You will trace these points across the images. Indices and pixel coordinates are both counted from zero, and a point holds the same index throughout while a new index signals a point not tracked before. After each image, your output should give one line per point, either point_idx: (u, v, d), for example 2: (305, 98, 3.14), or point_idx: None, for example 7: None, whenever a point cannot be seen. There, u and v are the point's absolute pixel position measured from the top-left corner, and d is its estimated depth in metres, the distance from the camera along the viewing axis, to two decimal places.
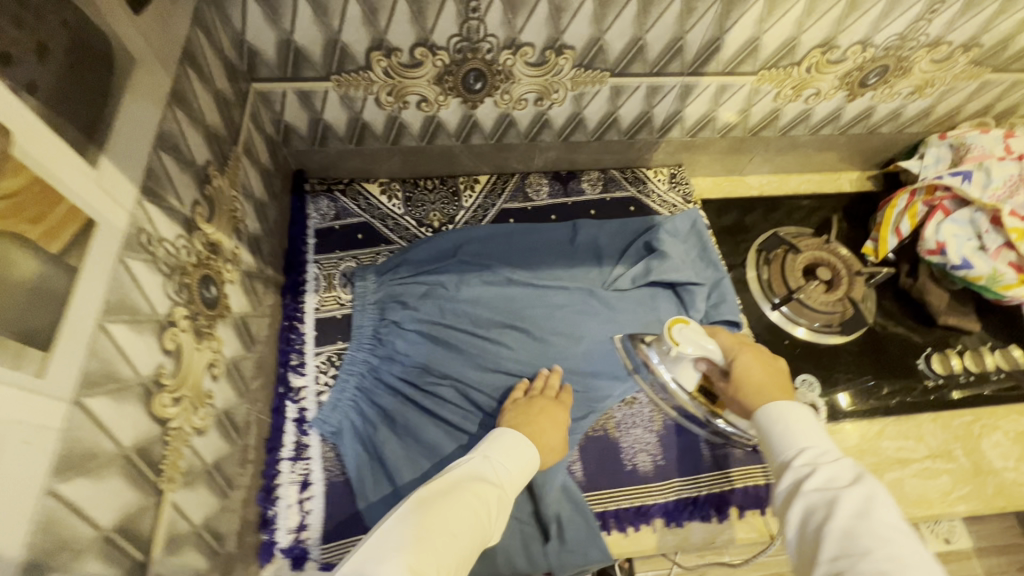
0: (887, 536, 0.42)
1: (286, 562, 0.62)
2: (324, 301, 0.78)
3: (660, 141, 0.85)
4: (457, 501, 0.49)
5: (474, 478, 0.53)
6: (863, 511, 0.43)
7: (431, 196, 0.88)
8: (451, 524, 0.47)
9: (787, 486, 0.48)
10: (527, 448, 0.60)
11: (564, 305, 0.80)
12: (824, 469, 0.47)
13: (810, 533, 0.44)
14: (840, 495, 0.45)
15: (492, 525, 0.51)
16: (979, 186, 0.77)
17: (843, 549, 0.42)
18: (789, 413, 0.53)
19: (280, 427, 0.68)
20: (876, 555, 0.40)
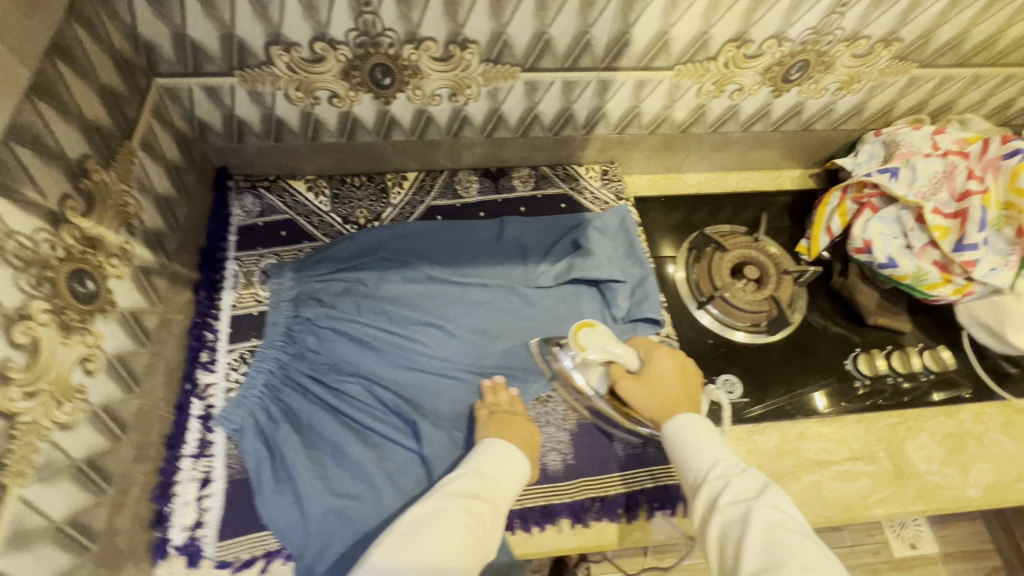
0: (795, 543, 0.49)
1: (181, 560, 0.62)
2: (241, 298, 0.77)
3: (587, 138, 0.85)
4: (453, 525, 0.54)
5: (469, 498, 0.57)
6: (771, 520, 0.51)
7: (358, 193, 0.87)
8: (446, 548, 0.52)
9: (706, 501, 0.55)
10: (518, 458, 0.63)
11: (486, 303, 0.79)
12: (735, 482, 0.55)
13: (731, 547, 0.51)
14: (750, 508, 0.52)
15: (492, 537, 0.56)
16: (906, 184, 0.75)
17: (762, 562, 0.48)
18: (694, 430, 0.60)
19: (184, 424, 0.67)
20: (790, 564, 0.47)
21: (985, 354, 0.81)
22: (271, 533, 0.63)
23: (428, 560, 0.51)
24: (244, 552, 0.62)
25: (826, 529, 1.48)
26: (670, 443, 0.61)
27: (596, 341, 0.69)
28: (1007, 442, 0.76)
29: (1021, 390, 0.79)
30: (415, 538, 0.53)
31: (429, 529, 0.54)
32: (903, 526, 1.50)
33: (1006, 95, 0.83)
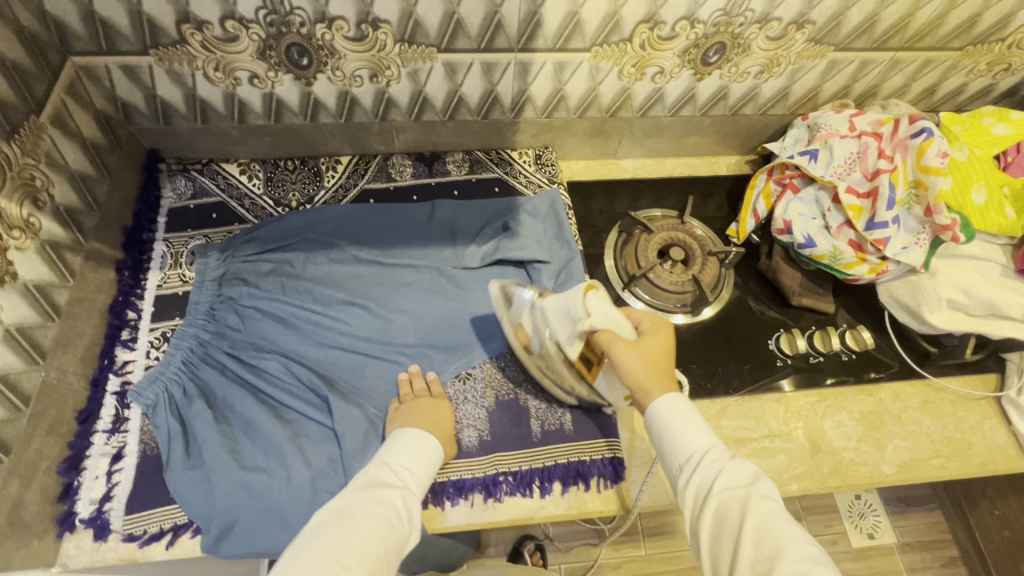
0: (789, 530, 0.49)
1: (89, 532, 0.62)
2: (167, 278, 0.78)
3: (516, 122, 0.86)
4: (359, 518, 0.53)
5: (376, 489, 0.57)
6: (765, 508, 0.51)
7: (291, 176, 0.88)
8: (354, 541, 0.51)
9: (697, 486, 0.55)
10: (428, 442, 0.63)
11: (412, 283, 0.80)
12: (728, 469, 0.54)
13: (728, 534, 0.51)
14: (747, 494, 0.52)
15: (405, 524, 0.56)
16: (823, 164, 0.76)
17: (760, 551, 0.48)
18: (689, 415, 0.60)
19: (98, 400, 0.68)
20: (788, 552, 0.47)
21: (907, 334, 0.82)
22: (180, 507, 0.63)
23: (341, 555, 0.50)
24: (152, 525, 0.63)
25: None
26: (658, 425, 0.60)
27: (603, 305, 0.63)
28: (925, 420, 0.77)
29: (940, 370, 0.80)
30: (337, 528, 0.53)
31: (340, 524, 0.53)
32: (861, 517, 1.50)
33: (928, 80, 0.85)
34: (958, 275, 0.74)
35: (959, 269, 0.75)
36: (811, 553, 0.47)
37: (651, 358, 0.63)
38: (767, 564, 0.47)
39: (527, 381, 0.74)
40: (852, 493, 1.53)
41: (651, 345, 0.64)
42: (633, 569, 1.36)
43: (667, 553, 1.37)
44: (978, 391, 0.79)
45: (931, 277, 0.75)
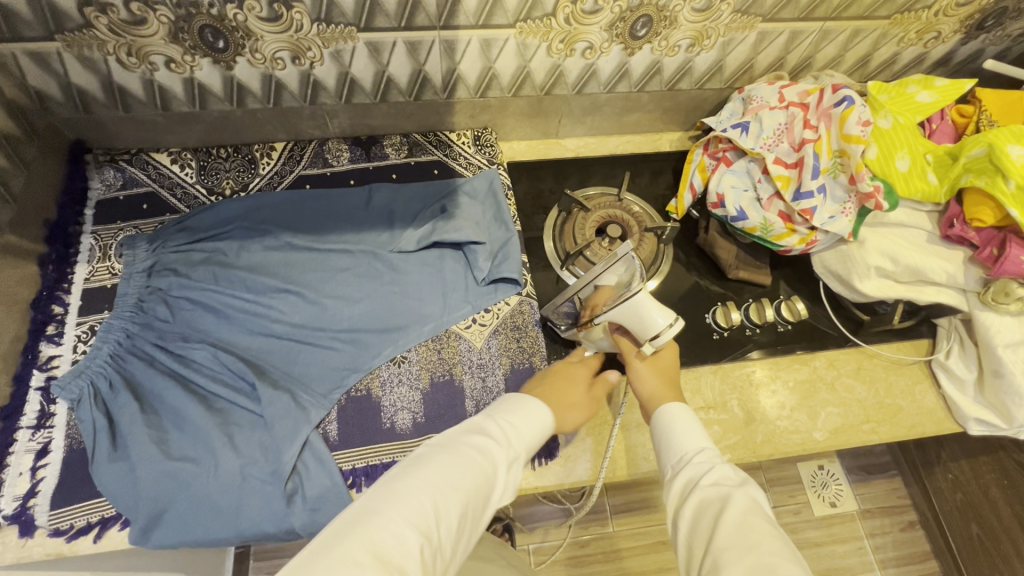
0: (766, 529, 0.49)
1: (13, 529, 0.62)
2: (96, 271, 0.76)
3: (450, 103, 0.85)
4: (459, 458, 0.52)
5: (476, 436, 0.56)
6: (749, 506, 0.51)
7: (225, 163, 0.86)
8: (454, 481, 0.50)
9: (686, 480, 0.56)
10: (537, 407, 0.62)
11: (348, 268, 0.79)
12: (718, 468, 0.55)
13: (704, 527, 0.51)
14: (732, 491, 0.52)
15: (499, 479, 0.54)
16: (754, 136, 0.77)
17: (732, 541, 0.48)
18: (691, 422, 0.62)
19: (22, 396, 0.67)
20: (762, 546, 0.47)
21: (840, 304, 0.83)
22: (107, 500, 0.63)
23: (439, 491, 0.49)
24: (79, 519, 0.62)
25: None
26: (660, 425, 0.63)
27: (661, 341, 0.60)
28: (857, 387, 0.78)
29: (873, 337, 0.82)
30: (443, 465, 0.51)
31: (439, 458, 0.52)
32: (824, 486, 1.54)
33: (860, 50, 0.85)
34: (886, 243, 0.75)
35: (887, 237, 0.76)
36: (787, 552, 0.46)
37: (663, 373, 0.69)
38: (735, 553, 0.47)
39: (463, 361, 0.74)
40: (815, 462, 1.57)
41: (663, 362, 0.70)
42: (601, 546, 1.38)
43: (634, 529, 1.39)
44: (910, 357, 0.80)
45: (860, 246, 0.76)
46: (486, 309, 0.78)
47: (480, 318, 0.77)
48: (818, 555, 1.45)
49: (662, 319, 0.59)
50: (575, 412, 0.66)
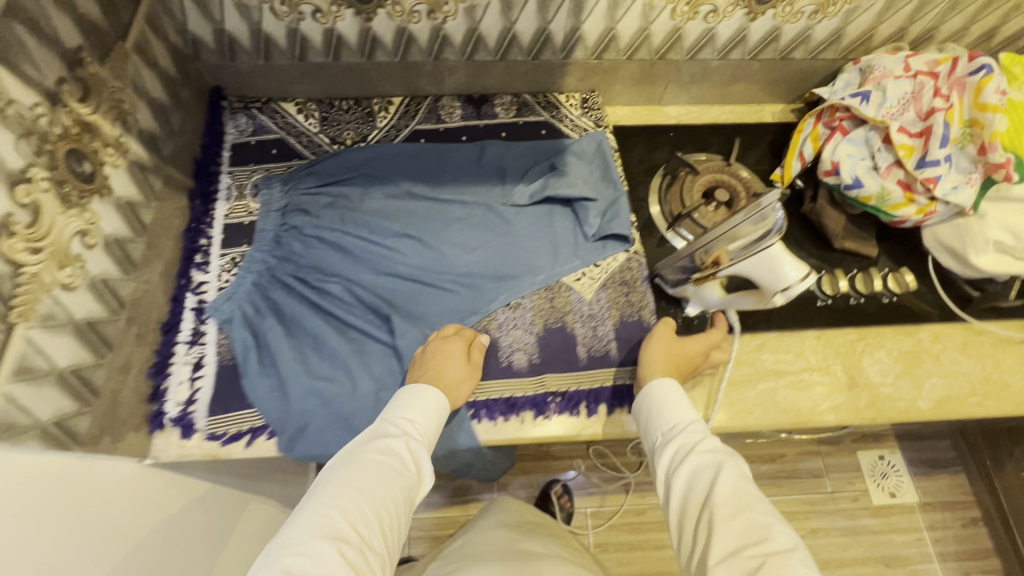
0: (756, 493, 0.53)
1: (176, 430, 0.69)
2: (233, 209, 0.82)
3: (566, 63, 0.87)
4: (363, 464, 0.55)
5: (376, 439, 0.58)
6: (740, 472, 0.54)
7: (346, 115, 0.91)
8: (362, 484, 0.53)
9: (680, 445, 0.59)
10: (427, 393, 0.64)
11: (464, 218, 0.83)
12: (710, 436, 0.59)
13: (699, 488, 0.54)
14: (725, 457, 0.55)
15: (411, 470, 0.57)
16: (876, 105, 0.77)
17: (730, 499, 0.52)
18: (681, 395, 0.64)
19: (179, 314, 0.73)
20: (757, 507, 0.51)
21: (949, 279, 0.83)
22: (257, 411, 0.69)
23: (344, 500, 0.51)
24: (232, 427, 0.69)
25: (808, 475, 1.52)
26: (655, 396, 0.65)
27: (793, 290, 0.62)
28: (963, 361, 0.78)
29: (981, 313, 0.81)
30: (347, 475, 0.54)
31: (341, 472, 0.54)
32: (884, 477, 1.53)
33: (988, 23, 0.84)
34: (1007, 217, 0.75)
35: (1009, 211, 0.75)
36: (775, 512, 0.51)
37: (674, 357, 0.71)
38: (733, 510, 0.51)
39: (574, 311, 0.78)
40: (875, 453, 1.56)
41: (689, 357, 0.70)
42: (657, 515, 1.41)
43: None
44: (1020, 334, 0.80)
45: (980, 220, 0.76)
46: (595, 263, 0.81)
47: (590, 272, 0.80)
48: (875, 543, 1.45)
49: (794, 272, 0.61)
50: (466, 385, 0.68)
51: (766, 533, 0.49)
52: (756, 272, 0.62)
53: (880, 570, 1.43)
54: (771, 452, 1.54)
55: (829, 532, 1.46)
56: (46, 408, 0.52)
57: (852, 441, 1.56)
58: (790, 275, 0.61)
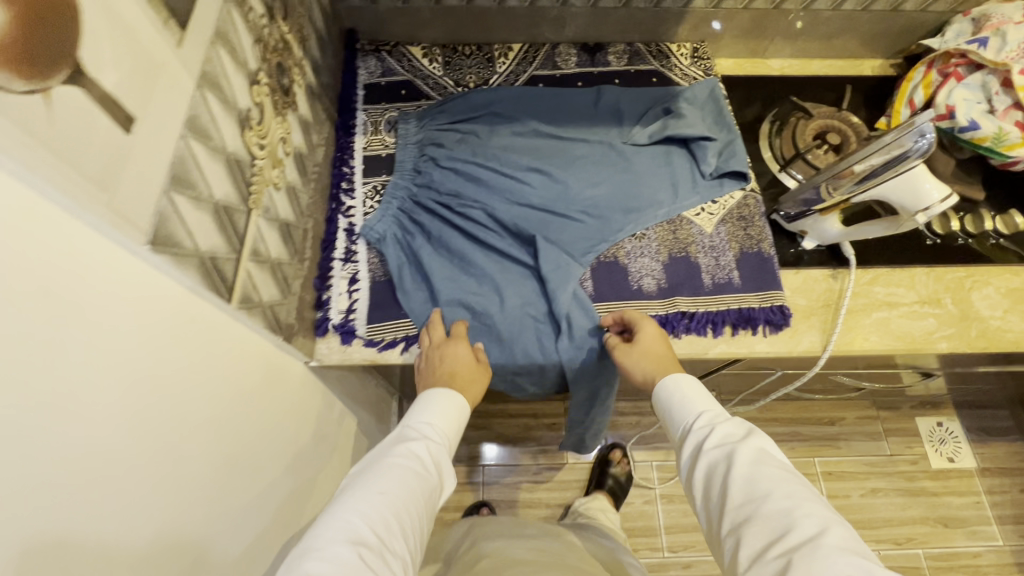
0: (778, 475, 0.47)
1: (337, 336, 0.74)
2: (371, 142, 0.87)
3: (684, 11, 0.93)
4: (386, 466, 0.50)
5: (397, 443, 0.54)
6: (755, 460, 0.48)
7: (468, 60, 0.95)
8: (383, 486, 0.48)
9: (691, 446, 0.53)
10: (445, 395, 0.62)
11: (588, 155, 0.87)
12: (718, 426, 0.52)
13: (716, 488, 0.49)
14: (735, 447, 0.49)
15: (432, 473, 0.53)
16: (994, 51, 0.80)
17: (746, 497, 0.46)
18: (690, 384, 0.59)
19: (334, 233, 0.79)
20: (775, 496, 0.45)
21: None
22: (412, 321, 0.75)
23: (364, 504, 0.46)
24: (389, 334, 0.75)
25: (867, 438, 1.53)
26: (662, 393, 0.60)
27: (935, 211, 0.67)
28: None
29: None
30: (358, 484, 0.49)
31: (362, 477, 0.50)
32: (942, 443, 1.54)
33: None
34: None
35: None
36: (801, 496, 0.45)
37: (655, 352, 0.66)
38: (752, 508, 0.45)
39: (696, 242, 0.82)
40: (934, 419, 1.57)
41: (657, 343, 0.66)
42: None
43: None
44: None
45: None
46: (713, 200, 0.85)
47: (708, 208, 0.85)
48: (934, 504, 1.47)
49: (936, 194, 0.66)
50: (479, 382, 0.67)
51: (790, 527, 0.43)
52: (896, 193, 0.67)
53: (939, 530, 1.44)
54: (830, 415, 1.55)
55: (888, 493, 1.47)
56: (264, 290, 0.58)
57: (911, 407, 1.58)
58: (933, 197, 0.66)
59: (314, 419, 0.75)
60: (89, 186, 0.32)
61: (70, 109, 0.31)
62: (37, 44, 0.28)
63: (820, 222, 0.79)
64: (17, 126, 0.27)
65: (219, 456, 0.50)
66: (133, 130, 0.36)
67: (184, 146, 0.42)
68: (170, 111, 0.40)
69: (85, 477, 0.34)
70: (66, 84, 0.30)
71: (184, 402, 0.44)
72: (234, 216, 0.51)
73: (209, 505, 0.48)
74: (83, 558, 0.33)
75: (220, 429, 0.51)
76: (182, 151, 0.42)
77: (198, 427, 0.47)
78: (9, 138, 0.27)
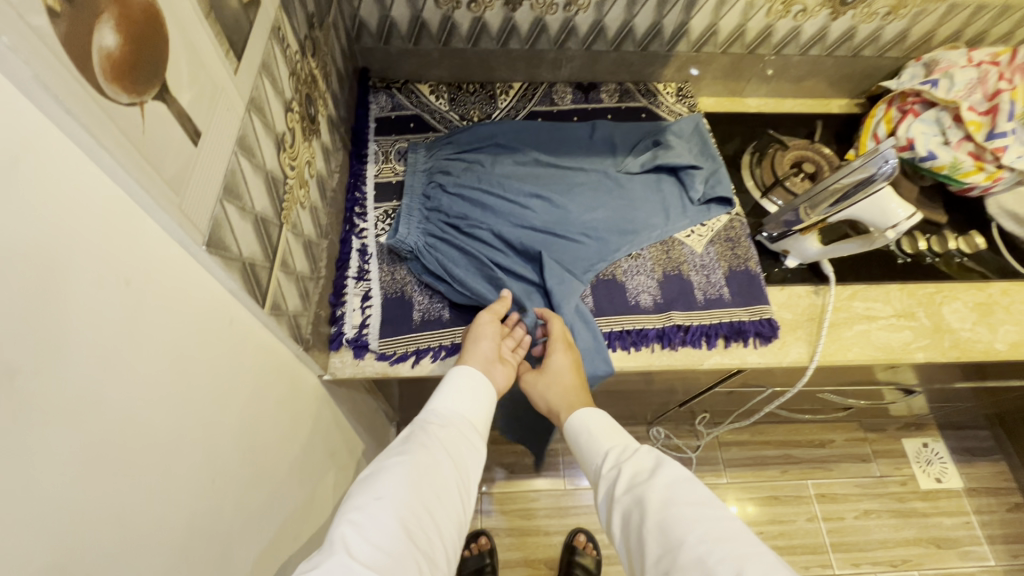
0: (684, 515, 0.50)
1: (350, 351, 0.77)
2: (382, 170, 0.93)
3: (669, 55, 1.02)
4: (386, 472, 0.52)
5: (400, 446, 0.56)
6: (663, 501, 0.52)
7: (472, 97, 1.03)
8: (385, 492, 0.50)
9: (606, 496, 0.58)
10: (449, 387, 0.65)
11: (585, 182, 0.93)
12: (626, 469, 0.58)
13: (637, 537, 0.52)
14: (642, 490, 0.54)
15: (439, 473, 0.55)
16: (945, 90, 0.91)
17: (663, 548, 0.49)
18: (596, 424, 0.65)
19: (348, 253, 0.83)
20: (689, 542, 0.47)
21: (1012, 243, 0.95)
22: (425, 336, 0.79)
23: (366, 512, 0.48)
24: (401, 348, 0.78)
25: (857, 459, 1.55)
26: (576, 437, 0.66)
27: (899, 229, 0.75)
28: None
29: None
30: (365, 487, 0.51)
31: (367, 481, 0.52)
32: (929, 463, 1.57)
33: (1006, 28, 1.02)
34: None
35: None
36: (710, 535, 0.47)
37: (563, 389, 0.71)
38: (670, 561, 0.48)
39: (688, 261, 0.88)
40: (919, 441, 1.61)
41: (564, 376, 0.72)
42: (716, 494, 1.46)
43: (748, 482, 1.50)
44: None
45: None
46: (702, 223, 0.92)
47: (697, 230, 0.91)
48: (926, 525, 1.48)
49: (902, 212, 0.73)
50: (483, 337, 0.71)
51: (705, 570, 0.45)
52: (868, 213, 0.74)
53: (933, 552, 1.45)
54: (820, 437, 1.58)
55: (881, 514, 1.49)
56: (290, 300, 0.62)
57: (896, 429, 1.61)
58: (899, 215, 0.73)
59: (325, 435, 0.76)
60: (165, 188, 0.36)
61: (158, 122, 0.36)
62: (138, 65, 0.33)
63: (799, 241, 0.86)
64: (120, 133, 0.32)
65: (242, 470, 0.51)
66: (198, 143, 0.41)
67: (234, 162, 0.47)
68: (225, 130, 0.45)
69: (131, 470, 0.35)
70: (155, 100, 0.35)
71: (217, 409, 0.46)
72: (270, 228, 0.55)
73: (229, 521, 0.48)
74: (119, 549, 0.34)
75: (247, 441, 0.52)
76: (232, 167, 0.46)
77: (227, 436, 0.48)
78: (115, 142, 0.31)
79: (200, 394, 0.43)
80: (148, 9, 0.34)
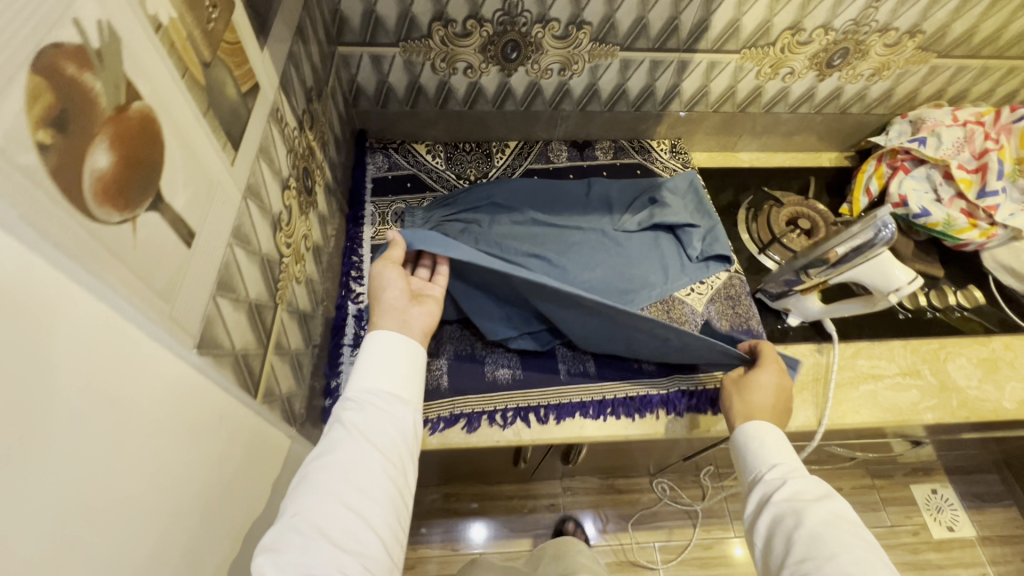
0: (849, 540, 0.50)
1: None
2: (378, 232, 0.92)
3: (662, 114, 1.04)
4: (300, 484, 0.48)
5: (319, 449, 0.51)
6: (828, 522, 0.52)
7: (469, 156, 1.04)
8: (300, 506, 0.47)
9: (760, 497, 0.58)
10: (370, 361, 0.58)
11: (584, 241, 0.92)
12: (793, 483, 0.57)
13: (782, 539, 0.54)
14: (806, 505, 0.54)
15: (365, 468, 0.50)
16: (934, 148, 0.94)
17: (809, 554, 0.50)
18: (770, 434, 0.63)
19: (343, 320, 0.81)
20: (841, 558, 0.49)
21: (1010, 296, 0.95)
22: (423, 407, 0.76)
23: (285, 532, 0.45)
24: None
25: (866, 508, 1.51)
26: (739, 438, 0.64)
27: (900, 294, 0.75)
28: None
29: None
30: (284, 503, 0.48)
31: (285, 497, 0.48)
32: (939, 511, 1.53)
33: (986, 87, 1.05)
34: None
35: None
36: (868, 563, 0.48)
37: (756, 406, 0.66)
38: (813, 565, 0.49)
39: (689, 320, 0.86)
40: (928, 487, 1.56)
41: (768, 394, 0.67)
42: None
43: None
44: None
45: None
46: (701, 281, 0.91)
47: (697, 288, 0.91)
48: None
49: (903, 276, 0.72)
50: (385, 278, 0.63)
51: None
52: (868, 275, 0.74)
53: None
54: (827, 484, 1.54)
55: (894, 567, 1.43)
56: (283, 381, 0.60)
57: (904, 475, 1.57)
58: (900, 279, 0.72)
59: None
60: (156, 299, 0.35)
61: (151, 233, 0.34)
62: (130, 181, 0.32)
63: (801, 300, 0.86)
64: (111, 254, 0.31)
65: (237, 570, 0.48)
66: (191, 244, 0.40)
67: (228, 253, 0.45)
68: (220, 225, 0.44)
69: None
70: (148, 212, 0.34)
71: (212, 512, 0.43)
72: (263, 312, 0.54)
73: None
74: None
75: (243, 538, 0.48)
76: (226, 259, 0.45)
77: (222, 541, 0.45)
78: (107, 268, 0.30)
79: (193, 488, 0.40)
80: (143, 116, 0.34)
